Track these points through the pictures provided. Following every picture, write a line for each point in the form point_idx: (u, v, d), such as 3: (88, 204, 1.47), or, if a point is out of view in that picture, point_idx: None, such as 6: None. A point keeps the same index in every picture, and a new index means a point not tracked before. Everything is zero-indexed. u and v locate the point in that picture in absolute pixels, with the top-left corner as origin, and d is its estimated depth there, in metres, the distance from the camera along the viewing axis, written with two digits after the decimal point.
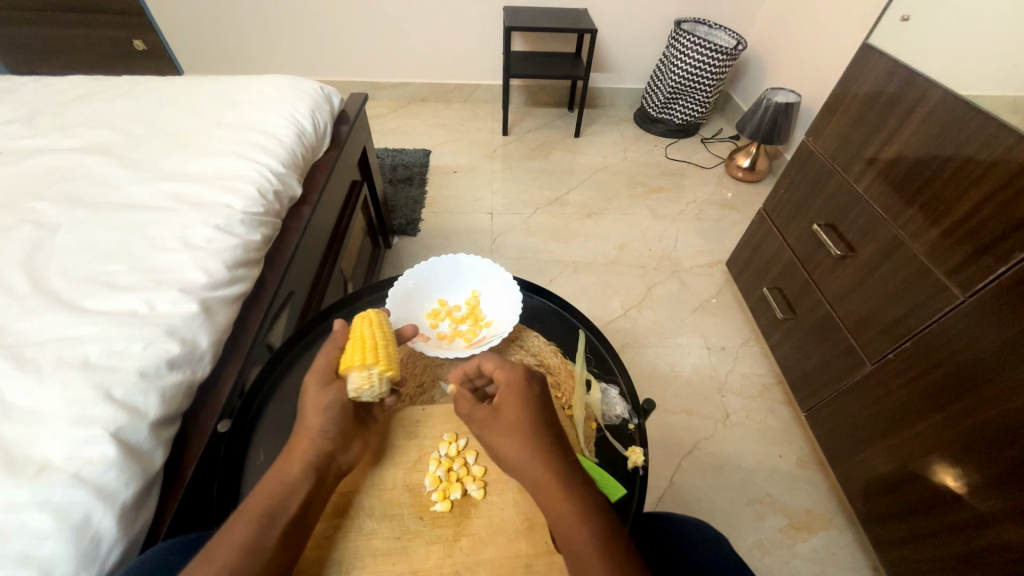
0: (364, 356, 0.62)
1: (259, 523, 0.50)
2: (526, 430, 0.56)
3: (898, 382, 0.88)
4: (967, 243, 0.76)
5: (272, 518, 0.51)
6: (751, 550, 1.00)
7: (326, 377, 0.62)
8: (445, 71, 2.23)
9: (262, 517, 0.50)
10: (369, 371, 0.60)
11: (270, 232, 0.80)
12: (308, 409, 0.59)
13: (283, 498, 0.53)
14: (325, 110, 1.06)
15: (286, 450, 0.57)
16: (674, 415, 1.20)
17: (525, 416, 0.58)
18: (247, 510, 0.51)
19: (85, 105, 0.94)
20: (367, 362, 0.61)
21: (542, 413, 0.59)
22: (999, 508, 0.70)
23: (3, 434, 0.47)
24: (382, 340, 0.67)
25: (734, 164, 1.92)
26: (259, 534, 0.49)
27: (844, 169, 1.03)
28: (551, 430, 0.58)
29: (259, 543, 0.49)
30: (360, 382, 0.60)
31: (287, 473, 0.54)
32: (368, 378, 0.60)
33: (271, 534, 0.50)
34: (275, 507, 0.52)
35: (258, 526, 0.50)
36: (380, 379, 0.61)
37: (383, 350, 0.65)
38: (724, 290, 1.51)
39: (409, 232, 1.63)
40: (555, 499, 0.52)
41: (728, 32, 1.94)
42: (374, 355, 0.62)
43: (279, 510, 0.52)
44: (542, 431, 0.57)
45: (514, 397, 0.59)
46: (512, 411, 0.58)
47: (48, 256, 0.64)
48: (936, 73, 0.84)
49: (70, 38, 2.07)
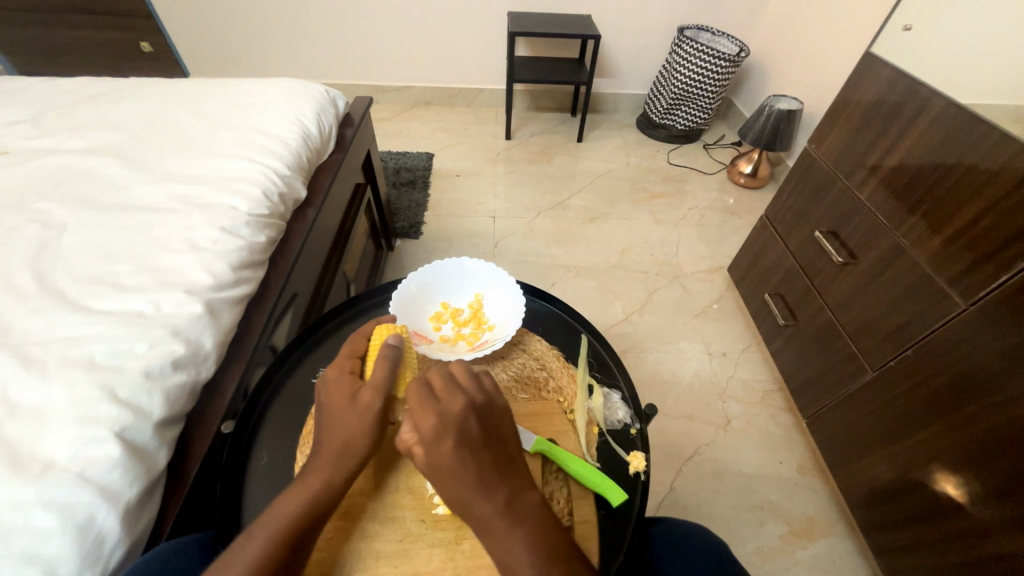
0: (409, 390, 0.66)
1: (280, 548, 0.49)
2: (446, 488, 0.52)
3: (899, 390, 0.88)
4: (969, 252, 0.77)
5: (295, 541, 0.50)
6: (750, 556, 1.00)
7: (385, 398, 0.59)
8: (449, 76, 2.25)
9: (285, 541, 0.50)
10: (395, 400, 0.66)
11: (274, 233, 0.81)
12: (355, 424, 0.57)
13: (308, 521, 0.52)
14: (330, 113, 1.07)
15: (319, 462, 0.55)
16: (675, 420, 1.20)
17: (441, 469, 0.52)
18: (266, 524, 0.51)
19: (93, 107, 0.95)
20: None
21: (455, 464, 0.52)
22: (999, 517, 0.70)
23: (9, 432, 0.47)
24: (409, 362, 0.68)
25: (736, 170, 1.93)
26: (277, 557, 0.49)
27: (846, 177, 1.03)
28: (480, 487, 0.52)
29: (279, 565, 0.49)
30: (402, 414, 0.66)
31: (320, 493, 0.54)
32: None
33: (288, 556, 0.50)
34: (301, 529, 0.51)
35: (277, 548, 0.49)
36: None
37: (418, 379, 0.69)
38: (725, 295, 1.51)
39: (411, 235, 1.64)
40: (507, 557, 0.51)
41: (731, 39, 1.96)
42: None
43: (302, 532, 0.51)
44: (462, 487, 0.52)
45: (428, 452, 0.53)
46: (430, 465, 0.53)
47: (55, 256, 0.64)
48: (937, 82, 0.85)
49: (78, 40, 2.09)
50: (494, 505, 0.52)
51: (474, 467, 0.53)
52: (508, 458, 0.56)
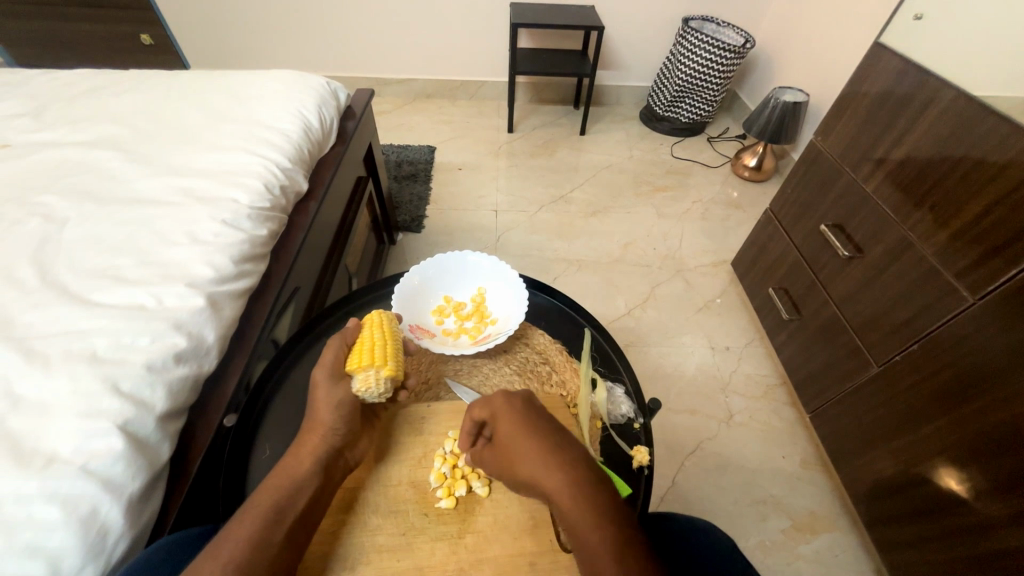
0: (360, 358, 0.63)
1: (268, 525, 0.50)
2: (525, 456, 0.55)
3: (905, 384, 0.87)
4: (977, 245, 0.76)
5: (279, 514, 0.52)
6: (753, 550, 1.00)
7: (334, 373, 0.63)
8: (451, 68, 2.23)
9: (270, 513, 0.51)
10: (366, 374, 0.61)
11: (276, 227, 0.80)
12: (317, 406, 0.60)
13: (291, 494, 0.54)
14: (331, 105, 1.05)
15: (297, 444, 0.58)
16: (678, 415, 1.20)
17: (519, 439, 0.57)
18: (254, 506, 0.52)
19: (93, 99, 0.95)
20: (364, 365, 0.62)
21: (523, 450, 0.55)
22: (1004, 513, 0.70)
23: (11, 425, 0.47)
24: (381, 337, 0.66)
25: (740, 163, 1.91)
26: (264, 530, 0.50)
27: (853, 170, 1.02)
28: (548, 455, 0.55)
29: (266, 538, 0.49)
30: (360, 385, 0.61)
31: (295, 468, 0.56)
32: (367, 379, 0.61)
33: (275, 531, 0.50)
34: (284, 501, 0.53)
35: (264, 522, 0.50)
36: (379, 380, 0.61)
37: (380, 349, 0.64)
38: (728, 290, 1.50)
39: (413, 229, 1.63)
40: (579, 525, 0.50)
41: (736, 30, 1.93)
42: (369, 356, 0.62)
43: (286, 507, 0.52)
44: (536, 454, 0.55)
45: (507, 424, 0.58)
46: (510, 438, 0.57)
47: (56, 249, 0.64)
48: (947, 73, 0.83)
49: (76, 32, 2.08)
50: (563, 470, 0.53)
51: (536, 437, 0.56)
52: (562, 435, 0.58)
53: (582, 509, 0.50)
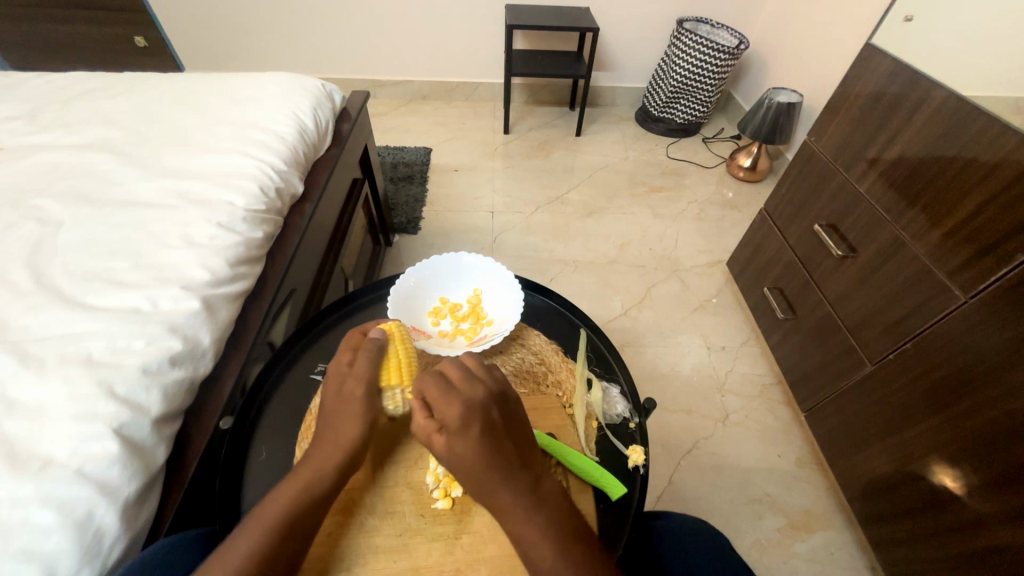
0: (388, 376, 0.65)
1: (276, 537, 0.50)
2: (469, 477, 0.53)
3: (898, 382, 0.88)
4: (969, 243, 0.76)
5: (292, 527, 0.51)
6: (749, 549, 1.01)
7: (369, 387, 0.63)
8: (447, 70, 2.23)
9: (278, 527, 0.50)
10: (395, 393, 0.64)
11: (271, 229, 0.80)
12: (347, 416, 0.61)
13: (305, 506, 0.53)
14: (326, 107, 1.06)
15: (314, 454, 0.58)
16: (674, 414, 1.20)
17: (464, 461, 0.53)
18: (265, 517, 0.51)
19: (87, 102, 0.94)
20: (393, 384, 0.64)
21: (470, 471, 0.53)
22: (997, 509, 0.71)
23: (5, 429, 0.47)
24: (407, 356, 0.68)
25: (735, 163, 1.92)
26: (272, 542, 0.49)
27: (846, 169, 1.03)
28: (497, 478, 0.53)
29: (273, 551, 0.49)
30: (389, 402, 0.64)
31: (314, 479, 0.55)
32: (395, 398, 0.65)
33: (283, 543, 0.50)
34: (297, 515, 0.52)
35: (273, 534, 0.50)
36: (404, 400, 0.65)
37: (406, 367, 0.66)
38: (724, 289, 1.51)
39: (409, 230, 1.63)
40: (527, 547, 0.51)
41: (730, 31, 1.94)
42: (398, 376, 0.65)
43: (299, 519, 0.52)
44: (482, 478, 0.53)
45: (453, 441, 0.54)
46: (455, 458, 0.53)
47: (50, 252, 0.64)
48: (938, 74, 0.84)
49: (70, 34, 2.07)
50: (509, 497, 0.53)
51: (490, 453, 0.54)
52: (523, 446, 0.57)
53: (534, 534, 0.51)
